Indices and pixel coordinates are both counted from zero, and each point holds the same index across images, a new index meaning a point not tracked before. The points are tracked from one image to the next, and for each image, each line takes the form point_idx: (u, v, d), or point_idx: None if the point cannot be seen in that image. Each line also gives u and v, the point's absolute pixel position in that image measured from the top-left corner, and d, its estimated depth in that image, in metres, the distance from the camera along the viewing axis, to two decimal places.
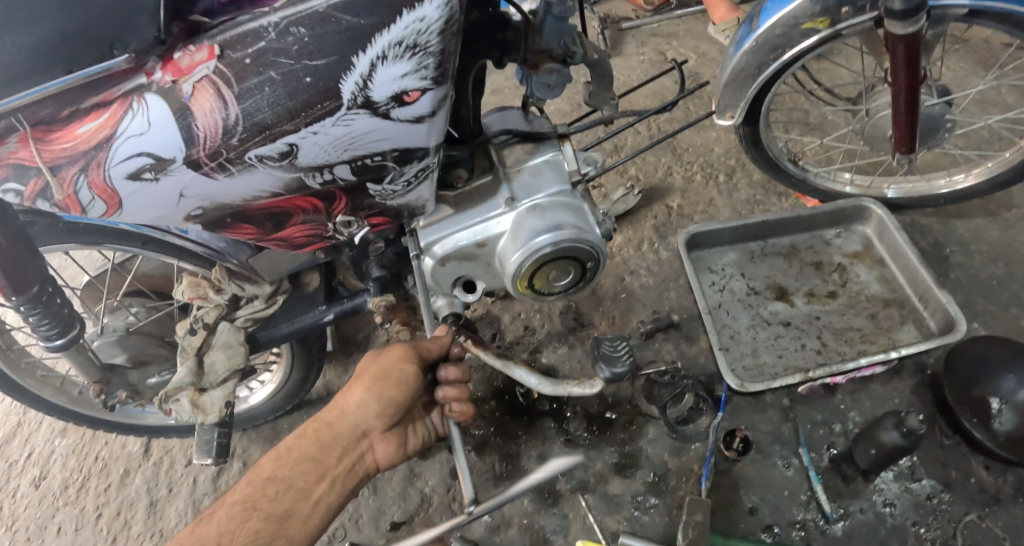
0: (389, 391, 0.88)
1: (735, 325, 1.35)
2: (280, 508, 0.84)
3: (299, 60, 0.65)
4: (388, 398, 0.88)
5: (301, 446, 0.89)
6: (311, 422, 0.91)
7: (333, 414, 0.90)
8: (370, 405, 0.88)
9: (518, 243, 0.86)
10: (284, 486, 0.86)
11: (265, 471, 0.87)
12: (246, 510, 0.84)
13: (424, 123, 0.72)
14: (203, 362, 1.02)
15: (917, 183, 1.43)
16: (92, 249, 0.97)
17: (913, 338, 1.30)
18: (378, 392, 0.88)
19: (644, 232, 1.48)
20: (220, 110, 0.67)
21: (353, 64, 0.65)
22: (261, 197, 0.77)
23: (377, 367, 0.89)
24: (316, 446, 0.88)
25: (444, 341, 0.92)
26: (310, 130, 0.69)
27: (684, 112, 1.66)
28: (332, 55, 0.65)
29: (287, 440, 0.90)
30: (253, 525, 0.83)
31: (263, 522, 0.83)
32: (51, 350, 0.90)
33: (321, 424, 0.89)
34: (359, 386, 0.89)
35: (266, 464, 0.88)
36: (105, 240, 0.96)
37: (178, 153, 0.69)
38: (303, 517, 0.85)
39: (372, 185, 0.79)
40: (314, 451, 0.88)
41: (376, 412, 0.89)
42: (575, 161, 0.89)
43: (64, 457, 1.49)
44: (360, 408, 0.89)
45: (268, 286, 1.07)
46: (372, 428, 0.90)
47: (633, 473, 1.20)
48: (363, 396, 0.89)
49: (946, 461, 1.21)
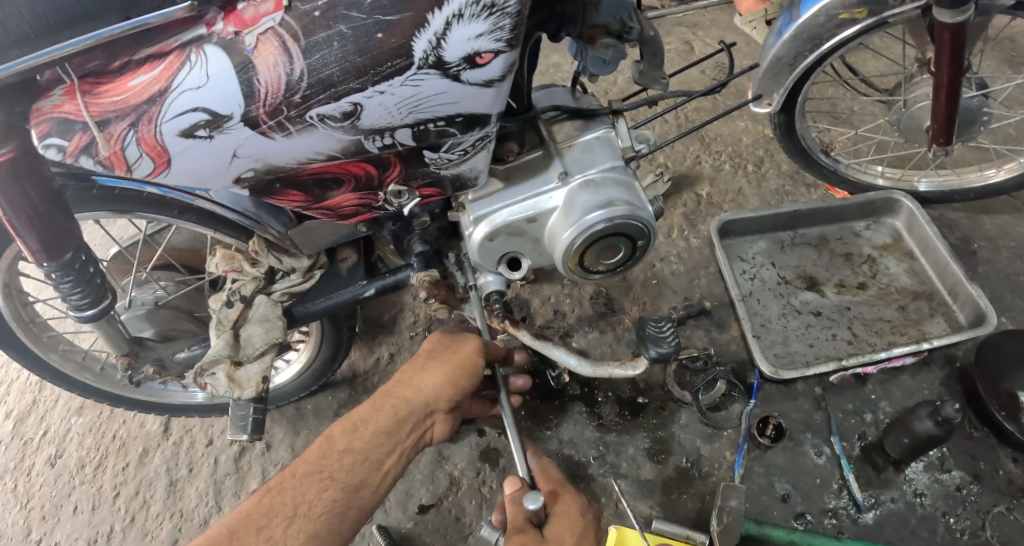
0: (464, 380, 0.94)
1: (766, 313, 1.34)
2: (356, 478, 0.86)
3: (372, 15, 0.64)
4: (461, 386, 0.94)
5: (376, 419, 0.90)
6: (383, 396, 0.93)
7: (407, 390, 0.93)
8: (444, 388, 0.94)
9: (570, 219, 0.85)
10: (361, 457, 0.87)
11: (339, 442, 0.88)
12: (322, 479, 0.84)
13: (491, 88, 0.71)
14: (240, 335, 1.01)
15: (948, 177, 1.43)
16: (122, 218, 0.96)
17: (943, 330, 1.30)
18: (455, 376, 0.94)
19: (673, 220, 1.47)
20: (285, 65, 0.66)
21: (428, 22, 0.65)
22: (316, 160, 0.76)
23: (455, 355, 0.95)
24: (392, 419, 0.90)
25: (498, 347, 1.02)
26: (378, 89, 0.68)
27: (712, 102, 1.65)
28: (408, 11, 0.64)
29: (361, 412, 0.91)
30: (331, 493, 0.83)
31: (339, 491, 0.84)
32: (82, 321, 0.84)
33: (396, 400, 0.92)
34: (434, 369, 0.94)
35: (340, 435, 0.88)
36: (137, 208, 0.95)
37: (236, 109, 0.68)
38: (375, 487, 0.86)
39: (428, 152, 0.78)
40: (390, 424, 0.90)
41: (450, 394, 0.94)
42: (628, 138, 0.89)
43: (81, 436, 1.48)
44: (435, 387, 0.93)
45: (305, 260, 1.06)
46: (438, 409, 0.94)
47: (664, 458, 1.20)
48: (438, 379, 0.94)
49: (976, 453, 1.21)
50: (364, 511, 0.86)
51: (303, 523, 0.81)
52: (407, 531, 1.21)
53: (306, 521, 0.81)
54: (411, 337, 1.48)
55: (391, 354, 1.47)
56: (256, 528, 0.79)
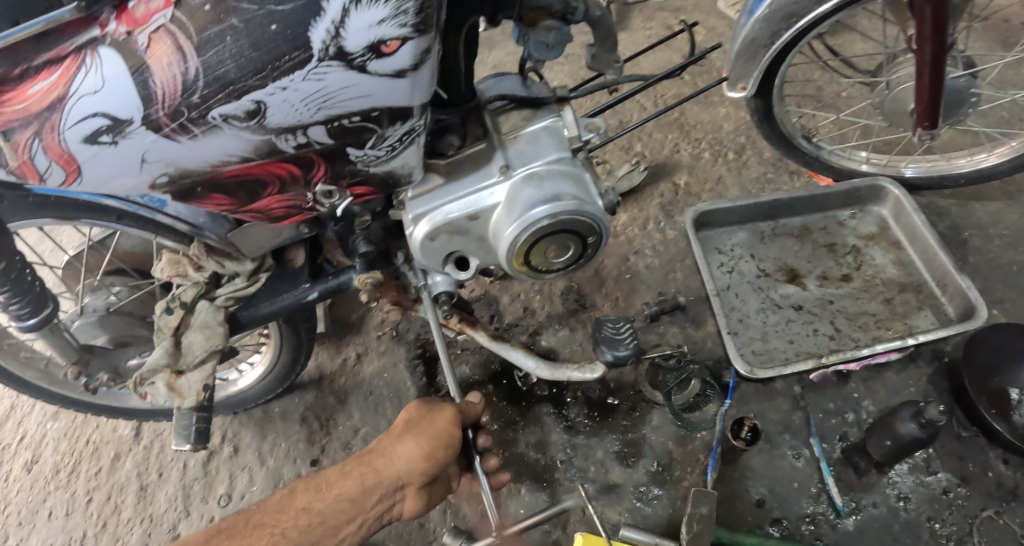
0: (437, 453, 0.83)
1: (744, 308, 1.28)
2: (308, 539, 0.81)
3: (264, 6, 0.60)
4: (434, 459, 0.83)
5: (341, 484, 0.85)
6: (356, 461, 0.86)
7: (380, 459, 0.86)
8: (415, 461, 0.84)
9: (513, 215, 0.80)
10: (317, 519, 0.82)
11: (300, 499, 0.84)
12: (273, 534, 0.80)
13: (405, 78, 0.65)
14: (180, 342, 0.96)
15: (937, 162, 1.36)
16: (67, 225, 0.92)
17: (930, 324, 1.24)
18: (428, 447, 0.83)
19: (649, 211, 1.41)
20: (179, 64, 0.61)
21: (323, 9, 0.60)
22: (231, 162, 0.70)
23: (429, 426, 0.84)
24: (356, 487, 0.84)
25: (476, 409, 0.90)
26: (279, 85, 0.63)
27: (692, 86, 1.58)
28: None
29: (328, 475, 0.86)
30: None
31: None
32: (25, 330, 0.88)
33: (366, 467, 0.85)
34: (407, 440, 0.85)
35: (303, 491, 0.85)
36: (78, 214, 0.91)
37: (136, 113, 0.63)
38: None
39: (352, 150, 0.73)
40: (354, 492, 0.84)
41: (422, 467, 0.84)
42: (576, 127, 0.81)
43: (55, 441, 1.44)
44: (407, 460, 0.84)
45: (249, 263, 1.00)
46: (409, 483, 0.85)
47: (635, 462, 1.14)
48: (411, 450, 0.84)
49: (964, 454, 1.15)
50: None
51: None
52: (371, 538, 1.16)
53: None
54: (379, 336, 1.43)
55: (359, 354, 1.42)
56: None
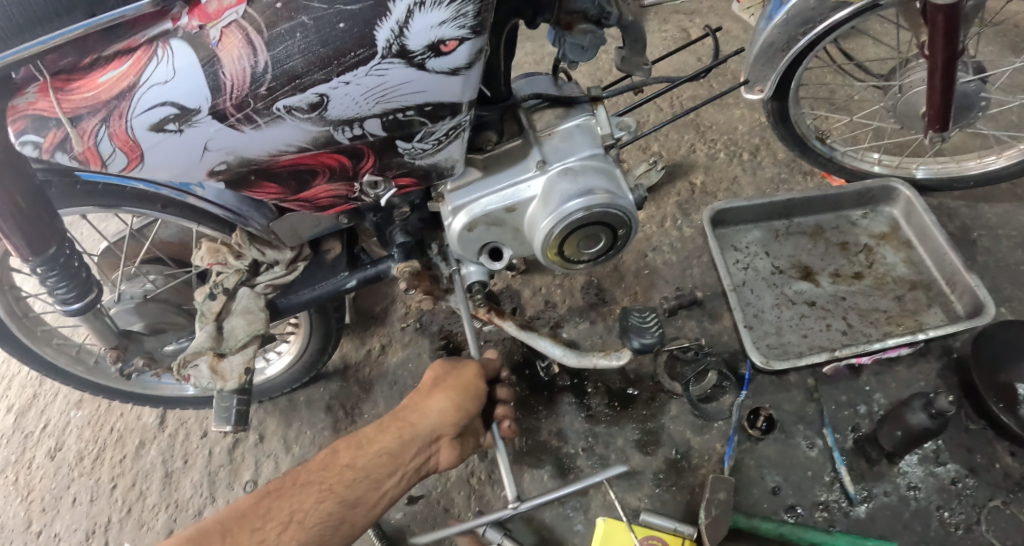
0: (467, 403, 0.92)
1: (759, 303, 1.33)
2: (353, 493, 0.85)
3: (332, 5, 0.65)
4: (465, 409, 0.92)
5: (381, 439, 0.89)
6: (391, 418, 0.92)
7: (414, 415, 0.92)
8: (448, 413, 0.91)
9: (548, 208, 0.84)
10: (362, 474, 0.86)
11: (343, 457, 0.88)
12: (321, 490, 0.84)
13: (459, 76, 0.70)
14: (223, 327, 1.00)
15: (946, 164, 1.40)
16: (109, 213, 0.96)
17: (940, 321, 1.28)
18: (459, 398, 0.92)
19: (667, 209, 1.45)
20: (249, 57, 0.66)
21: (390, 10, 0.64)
22: (288, 151, 0.75)
23: (457, 379, 0.94)
24: (396, 440, 0.89)
25: (498, 364, 1.02)
26: (342, 80, 0.68)
27: (708, 88, 1.62)
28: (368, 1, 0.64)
29: (366, 432, 0.90)
30: (327, 505, 0.83)
31: (337, 504, 0.83)
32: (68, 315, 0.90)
33: (402, 422, 0.91)
34: (439, 394, 0.93)
35: (345, 449, 0.88)
36: (123, 202, 0.95)
37: (204, 103, 0.68)
38: (371, 506, 0.86)
39: (401, 143, 0.77)
40: (393, 446, 0.89)
41: (455, 418, 0.91)
42: (609, 125, 0.86)
43: (80, 429, 1.47)
44: (440, 412, 0.91)
45: (288, 252, 1.04)
46: (444, 434, 0.92)
47: (654, 450, 1.18)
48: (443, 402, 0.92)
49: (972, 446, 1.19)
50: (357, 530, 0.85)
51: (297, 531, 0.80)
52: (397, 523, 1.20)
53: (300, 529, 0.80)
54: (403, 328, 1.48)
55: (383, 345, 1.47)
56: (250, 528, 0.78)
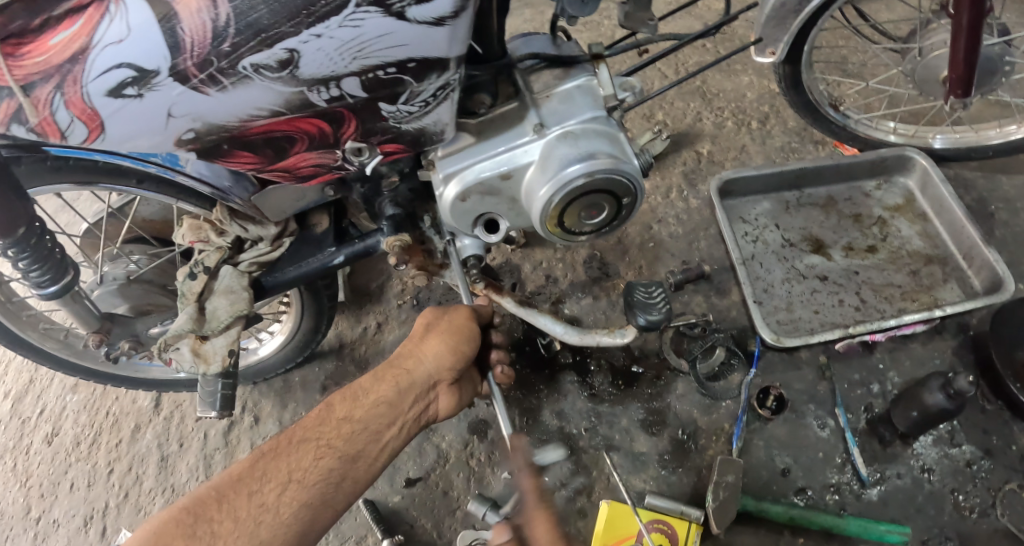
0: (462, 347, 0.87)
1: (768, 278, 1.27)
2: (353, 447, 0.81)
3: None
4: (462, 353, 0.87)
5: (377, 390, 0.85)
6: (386, 367, 0.87)
7: (408, 362, 0.88)
8: (444, 357, 0.87)
9: (547, 174, 0.78)
10: (360, 425, 0.82)
11: (339, 410, 0.83)
12: (319, 446, 0.80)
13: (443, 27, 0.64)
14: (205, 308, 0.96)
15: (966, 133, 1.33)
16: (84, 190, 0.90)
17: (957, 296, 1.23)
18: (452, 342, 0.87)
19: (672, 179, 1.39)
20: (209, 10, 0.60)
21: None
22: (260, 116, 0.69)
23: (450, 324, 0.89)
24: (393, 389, 0.84)
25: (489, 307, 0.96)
26: (314, 32, 0.62)
27: (715, 54, 1.55)
28: None
29: (361, 383, 0.86)
30: (327, 461, 0.79)
31: (336, 459, 0.79)
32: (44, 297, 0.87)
33: (397, 370, 0.86)
34: (432, 339, 0.88)
35: (341, 403, 0.84)
36: (98, 179, 0.90)
37: (163, 63, 0.62)
38: (372, 458, 0.82)
39: (384, 105, 0.71)
40: (390, 394, 0.84)
41: (450, 363, 0.87)
42: (611, 85, 0.80)
43: (75, 413, 1.43)
44: (434, 357, 0.87)
45: (273, 227, 0.98)
46: (441, 380, 0.87)
47: (659, 430, 1.14)
48: (438, 346, 0.87)
49: (988, 427, 1.15)
50: (359, 486, 0.80)
51: (298, 490, 0.76)
52: (395, 506, 1.16)
53: (301, 488, 0.76)
54: (399, 306, 1.43)
55: (379, 323, 1.42)
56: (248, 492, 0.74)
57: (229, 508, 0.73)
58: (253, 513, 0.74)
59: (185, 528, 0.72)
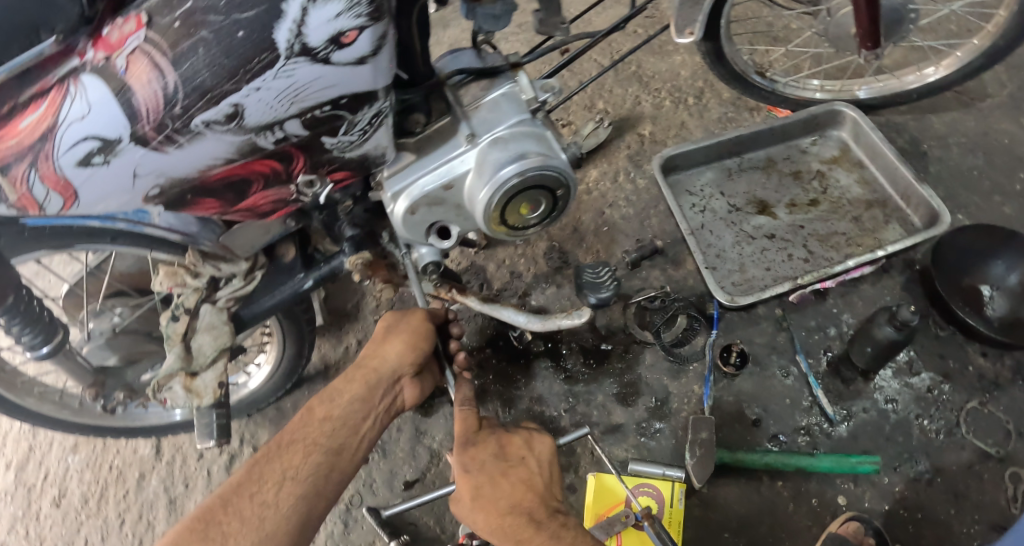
0: (422, 343, 0.96)
1: (719, 244, 1.33)
2: (336, 442, 0.88)
3: (230, 15, 0.65)
4: (421, 348, 0.96)
5: (350, 388, 0.93)
6: (354, 368, 0.95)
7: (375, 360, 0.96)
8: (406, 353, 0.95)
9: (484, 178, 0.84)
10: (340, 422, 0.89)
11: (318, 412, 0.90)
12: (305, 445, 0.86)
13: (367, 65, 0.70)
14: (190, 347, 1.01)
15: (888, 81, 1.41)
16: (62, 253, 0.96)
17: (899, 235, 1.31)
18: (412, 339, 0.95)
19: (618, 163, 1.46)
20: (158, 79, 0.66)
21: (284, 11, 0.64)
22: (216, 165, 0.75)
23: (409, 324, 0.97)
24: (363, 386, 0.92)
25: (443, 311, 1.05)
26: (252, 86, 0.68)
27: (646, 38, 1.62)
28: (262, 5, 0.64)
29: (335, 385, 0.93)
30: (314, 458, 0.85)
31: (322, 454, 0.86)
32: (39, 357, 1.00)
33: (365, 370, 0.94)
34: (394, 339, 0.96)
35: (319, 404, 0.91)
36: (72, 242, 0.94)
37: (124, 131, 0.68)
38: (354, 450, 0.89)
39: (326, 139, 0.77)
40: (362, 392, 0.92)
41: (412, 357, 0.95)
42: (532, 89, 0.86)
43: (80, 472, 1.47)
44: (398, 354, 0.95)
45: (243, 263, 1.03)
46: (404, 374, 0.96)
47: (634, 401, 1.20)
48: (399, 344, 0.95)
49: (944, 353, 1.24)
50: (346, 475, 0.88)
51: (294, 486, 0.82)
52: (397, 509, 1.22)
53: (296, 483, 0.82)
54: (377, 320, 1.49)
55: (359, 340, 1.48)
56: (249, 493, 0.80)
57: (234, 510, 0.79)
58: (257, 511, 0.79)
59: (196, 533, 0.77)
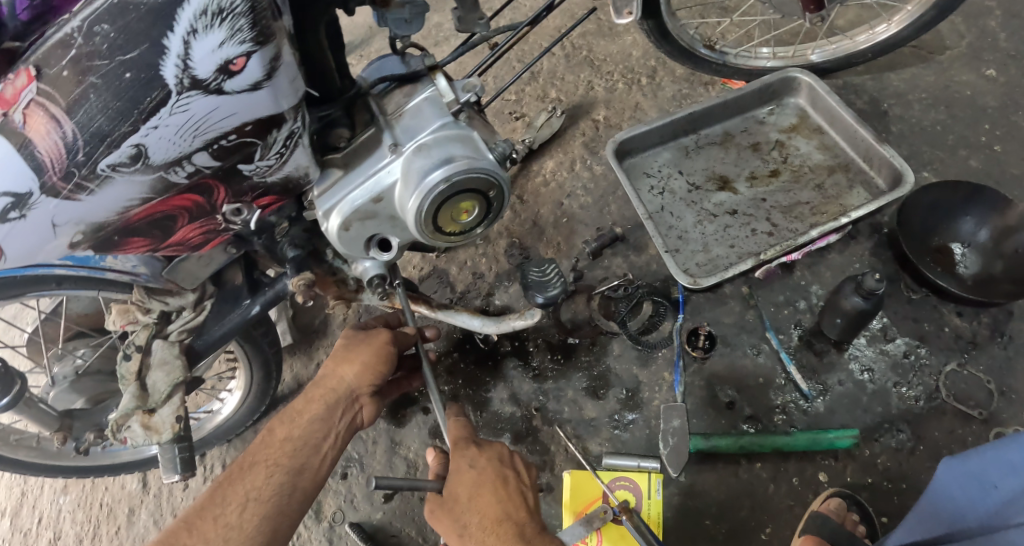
0: (379, 365, 0.91)
1: (681, 225, 1.31)
2: (296, 462, 0.87)
3: (113, 57, 0.62)
4: (380, 369, 0.91)
5: (309, 409, 0.90)
6: (314, 387, 0.92)
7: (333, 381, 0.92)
8: (363, 373, 0.91)
9: (411, 187, 0.82)
10: (300, 443, 0.88)
11: (279, 432, 0.89)
12: (266, 467, 0.86)
13: (264, 89, 0.68)
14: (146, 384, 1.00)
15: (840, 43, 1.37)
16: (14, 302, 0.95)
17: (863, 200, 1.28)
18: (371, 363, 0.91)
19: (574, 152, 1.43)
20: (57, 130, 0.64)
21: (166, 47, 0.62)
22: (134, 206, 0.73)
23: (367, 345, 0.92)
24: (322, 408, 0.90)
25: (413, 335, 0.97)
26: (149, 125, 0.66)
27: (595, 22, 1.60)
28: (143, 44, 0.61)
29: (295, 404, 0.91)
30: (276, 479, 0.85)
31: (283, 475, 0.85)
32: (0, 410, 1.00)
33: (324, 390, 0.91)
34: (352, 360, 0.92)
35: (280, 425, 0.89)
36: (22, 291, 0.94)
37: (33, 184, 0.67)
38: (316, 469, 0.88)
39: (243, 166, 0.76)
40: (322, 413, 0.90)
41: (371, 379, 0.91)
42: (451, 91, 0.85)
43: (72, 513, 1.45)
44: (355, 376, 0.91)
45: (191, 295, 1.02)
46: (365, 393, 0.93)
47: (605, 393, 1.19)
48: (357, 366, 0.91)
49: (918, 316, 1.21)
50: (309, 494, 0.87)
51: (256, 507, 0.83)
52: (379, 522, 1.21)
53: (259, 504, 0.83)
54: None
55: (330, 355, 1.47)
56: (214, 515, 0.81)
57: (198, 533, 0.81)
58: (220, 533, 0.81)
59: None
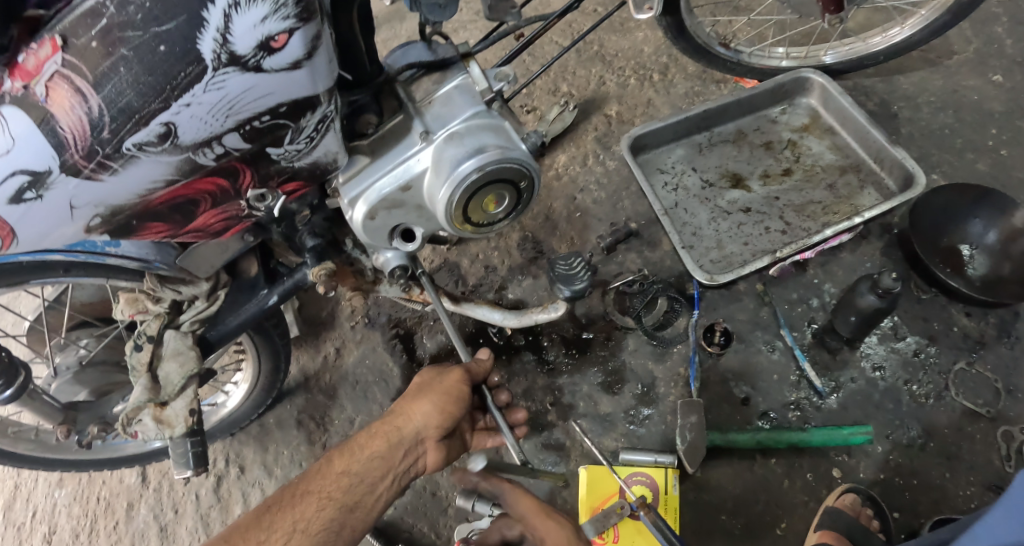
0: (450, 406, 0.89)
1: (695, 221, 1.31)
2: (349, 498, 0.83)
3: (148, 29, 0.61)
4: (449, 411, 0.88)
5: (371, 444, 0.87)
6: (378, 422, 0.89)
7: (399, 418, 0.89)
8: (433, 416, 0.88)
9: (442, 177, 0.81)
10: (357, 479, 0.84)
11: (337, 464, 0.85)
12: (319, 498, 0.82)
13: (303, 69, 0.66)
14: (157, 376, 0.97)
15: (854, 44, 1.38)
16: (18, 289, 0.91)
17: (876, 200, 1.29)
18: (442, 402, 0.88)
19: (587, 147, 1.43)
20: (81, 105, 0.63)
21: (205, 19, 0.60)
22: (157, 188, 0.71)
23: (442, 385, 0.90)
24: (384, 444, 0.86)
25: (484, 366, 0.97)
26: (182, 102, 0.64)
27: (607, 17, 1.59)
28: (180, 15, 0.60)
29: (358, 438, 0.88)
30: (327, 513, 0.82)
31: (335, 510, 0.82)
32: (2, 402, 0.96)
33: (389, 427, 0.87)
34: (423, 398, 0.89)
35: (339, 457, 0.86)
36: (25, 278, 0.89)
37: (53, 162, 0.65)
38: (368, 509, 0.84)
39: (272, 149, 0.73)
40: (383, 450, 0.86)
41: (439, 421, 0.88)
42: (485, 79, 0.83)
43: (68, 507, 1.40)
44: (424, 416, 0.88)
45: (205, 283, 0.99)
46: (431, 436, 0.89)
47: (620, 389, 1.18)
48: (429, 406, 0.88)
49: (928, 315, 1.22)
50: (356, 534, 0.83)
51: (302, 540, 0.79)
52: (390, 518, 1.19)
53: (305, 537, 0.79)
54: (353, 326, 1.46)
55: (337, 348, 1.45)
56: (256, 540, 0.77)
57: None
58: None
59: None
